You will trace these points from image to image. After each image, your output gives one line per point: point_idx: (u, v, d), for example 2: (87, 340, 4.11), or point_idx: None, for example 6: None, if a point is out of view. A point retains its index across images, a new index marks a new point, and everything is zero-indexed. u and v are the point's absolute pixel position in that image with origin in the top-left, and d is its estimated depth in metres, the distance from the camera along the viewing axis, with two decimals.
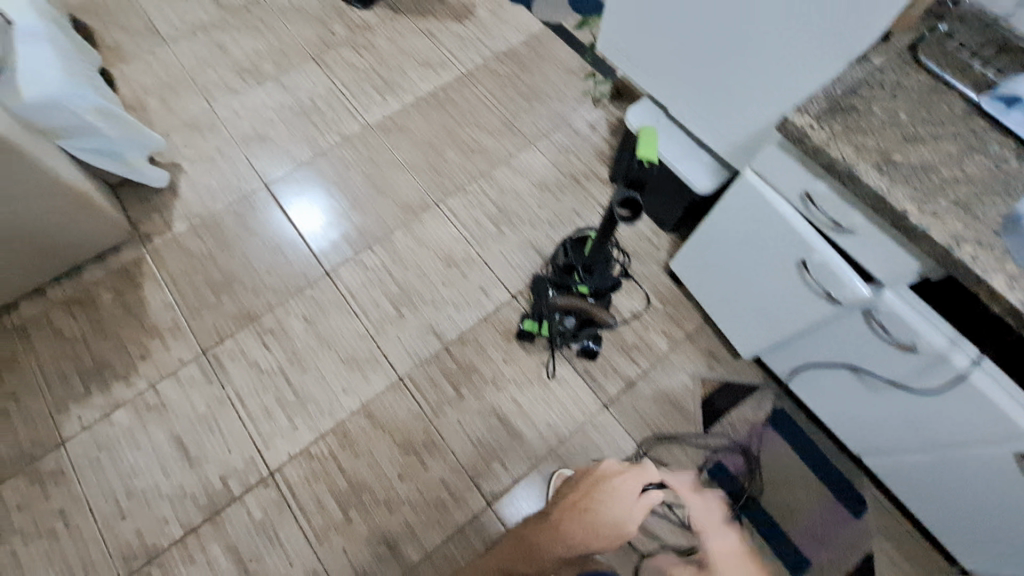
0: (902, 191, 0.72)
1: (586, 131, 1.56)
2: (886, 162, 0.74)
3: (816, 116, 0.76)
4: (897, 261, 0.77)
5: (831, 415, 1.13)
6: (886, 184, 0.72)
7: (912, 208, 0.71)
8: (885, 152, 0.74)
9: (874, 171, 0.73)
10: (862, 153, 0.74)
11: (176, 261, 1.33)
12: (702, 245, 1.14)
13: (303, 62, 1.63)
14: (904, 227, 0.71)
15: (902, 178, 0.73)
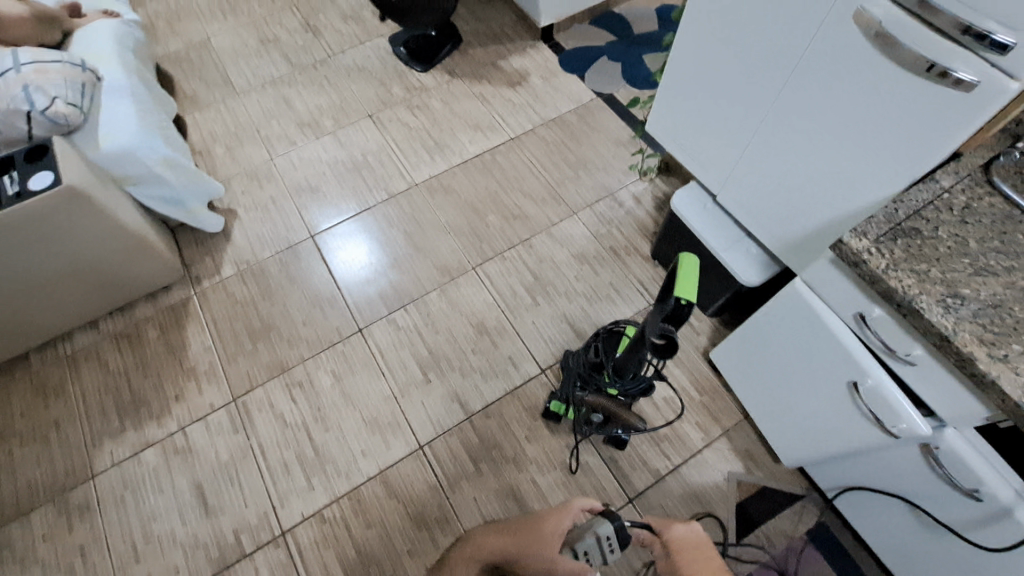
0: (968, 331, 0.65)
1: (630, 205, 1.55)
2: (951, 296, 0.68)
3: (875, 239, 0.72)
4: (962, 402, 0.70)
5: (880, 543, 1.02)
6: (951, 323, 0.66)
7: (981, 351, 0.64)
8: (950, 285, 0.69)
9: (937, 306, 0.67)
10: (925, 284, 0.69)
11: (220, 305, 1.38)
12: (747, 342, 1.09)
13: (361, 119, 1.71)
14: (970, 371, 0.65)
15: (970, 316, 0.67)
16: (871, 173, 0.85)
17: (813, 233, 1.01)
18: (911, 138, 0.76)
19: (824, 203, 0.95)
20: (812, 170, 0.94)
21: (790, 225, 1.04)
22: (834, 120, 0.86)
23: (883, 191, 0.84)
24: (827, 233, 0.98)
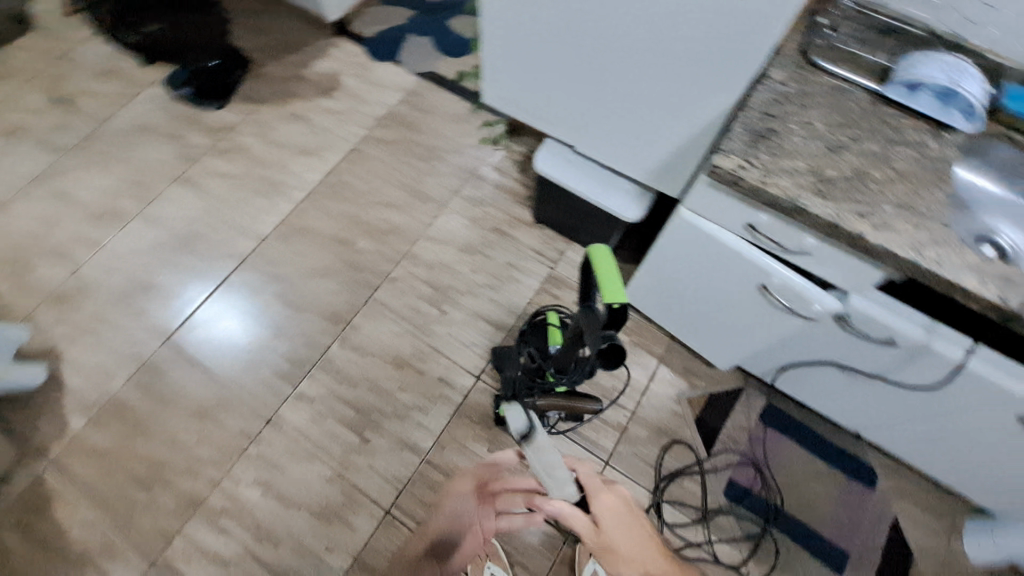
0: (849, 209, 0.69)
1: (496, 178, 1.48)
2: (823, 182, 0.71)
3: (742, 153, 0.73)
4: (860, 272, 0.75)
5: (822, 403, 1.12)
6: (833, 209, 0.69)
7: (865, 225, 0.68)
8: (817, 172, 0.72)
9: (816, 197, 0.70)
10: (798, 180, 0.71)
11: (86, 467, 1.13)
12: (655, 278, 1.09)
13: (169, 187, 1.44)
14: (862, 246, 0.68)
15: (844, 195, 0.70)
16: (710, 87, 0.87)
17: (678, 154, 1.02)
18: (736, 37, 0.77)
19: (679, 123, 0.96)
20: (658, 97, 0.94)
21: (654, 153, 1.05)
22: (659, 43, 0.85)
23: (727, 100, 0.87)
24: (690, 152, 1.00)
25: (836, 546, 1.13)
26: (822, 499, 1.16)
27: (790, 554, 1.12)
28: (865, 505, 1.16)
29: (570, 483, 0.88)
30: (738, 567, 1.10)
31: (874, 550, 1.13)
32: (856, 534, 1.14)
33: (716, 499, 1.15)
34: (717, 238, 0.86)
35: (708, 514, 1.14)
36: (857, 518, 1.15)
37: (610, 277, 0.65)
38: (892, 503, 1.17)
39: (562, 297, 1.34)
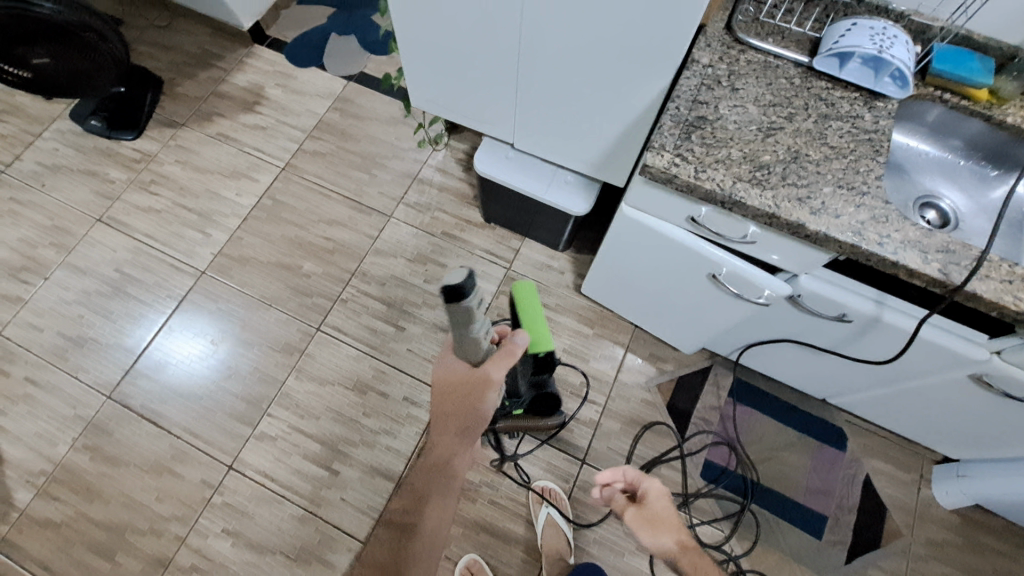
0: (788, 196, 0.66)
1: (440, 180, 1.42)
2: (759, 169, 0.68)
3: (674, 147, 0.69)
4: (805, 255, 0.73)
5: (786, 376, 1.12)
6: (770, 198, 0.66)
7: (802, 211, 0.66)
8: (752, 159, 0.69)
9: (751, 187, 0.67)
10: (733, 170, 0.68)
11: (38, 543, 1.06)
12: (609, 271, 1.06)
13: (90, 229, 1.34)
14: (802, 233, 0.66)
15: (781, 181, 0.67)
16: (640, 75, 0.81)
17: (616, 141, 0.97)
18: (660, 29, 0.72)
19: (615, 112, 0.91)
20: (590, 88, 0.88)
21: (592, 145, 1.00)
22: (580, 37, 0.79)
23: (660, 86, 0.82)
24: (632, 138, 0.95)
25: (813, 513, 1.14)
26: (796, 468, 1.18)
27: (770, 526, 1.13)
28: (837, 468, 1.18)
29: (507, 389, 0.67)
30: (722, 548, 1.10)
31: (850, 510, 1.15)
32: (832, 498, 1.16)
33: (694, 482, 1.15)
34: (661, 232, 0.83)
35: (689, 499, 1.14)
36: (831, 482, 1.17)
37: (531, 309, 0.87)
38: (862, 461, 1.19)
39: None
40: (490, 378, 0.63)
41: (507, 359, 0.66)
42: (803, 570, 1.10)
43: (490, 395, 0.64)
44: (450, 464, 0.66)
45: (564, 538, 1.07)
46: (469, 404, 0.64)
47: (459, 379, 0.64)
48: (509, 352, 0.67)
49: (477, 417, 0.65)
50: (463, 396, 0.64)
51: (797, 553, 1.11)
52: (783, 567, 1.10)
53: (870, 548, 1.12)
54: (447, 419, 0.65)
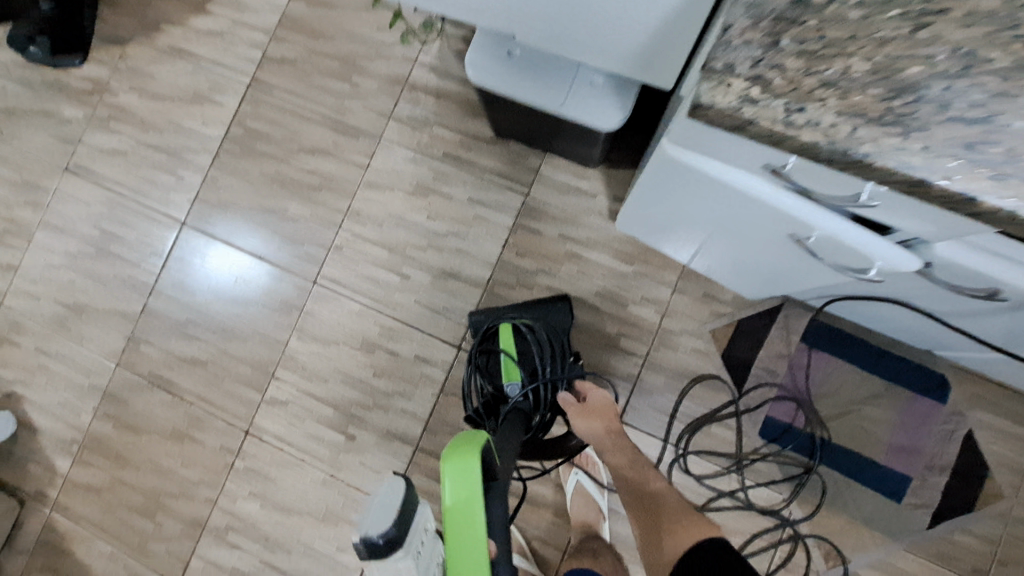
0: (951, 143, 0.39)
1: (436, 83, 1.13)
2: (898, 95, 0.38)
3: (750, 67, 0.41)
4: (955, 229, 0.48)
5: (877, 322, 0.91)
6: (918, 152, 0.40)
7: (973, 172, 0.40)
8: (885, 75, 0.38)
9: (885, 131, 0.40)
10: (851, 101, 0.39)
11: (88, 505, 1.12)
12: (652, 210, 0.82)
13: (60, 181, 1.20)
14: (962, 208, 0.42)
15: (938, 115, 0.38)
16: None
17: (629, 61, 0.70)
18: None
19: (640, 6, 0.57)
20: None
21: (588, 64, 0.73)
22: None
23: None
24: (671, 40, 0.61)
25: (894, 474, 0.97)
26: (879, 424, 0.98)
27: (839, 489, 0.98)
28: (931, 423, 0.97)
29: None
30: (779, 512, 0.98)
31: (942, 470, 0.97)
32: (921, 457, 0.97)
33: (750, 442, 1.00)
34: (727, 184, 0.58)
35: (743, 461, 0.99)
36: (921, 439, 0.97)
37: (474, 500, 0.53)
38: (966, 414, 0.97)
39: (543, 231, 1.08)
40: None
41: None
42: (874, 535, 0.96)
43: None
44: None
45: (597, 506, 0.98)
46: None
47: None
48: None
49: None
50: None
51: (869, 517, 0.97)
52: (849, 532, 0.97)
53: (961, 512, 0.95)
54: None
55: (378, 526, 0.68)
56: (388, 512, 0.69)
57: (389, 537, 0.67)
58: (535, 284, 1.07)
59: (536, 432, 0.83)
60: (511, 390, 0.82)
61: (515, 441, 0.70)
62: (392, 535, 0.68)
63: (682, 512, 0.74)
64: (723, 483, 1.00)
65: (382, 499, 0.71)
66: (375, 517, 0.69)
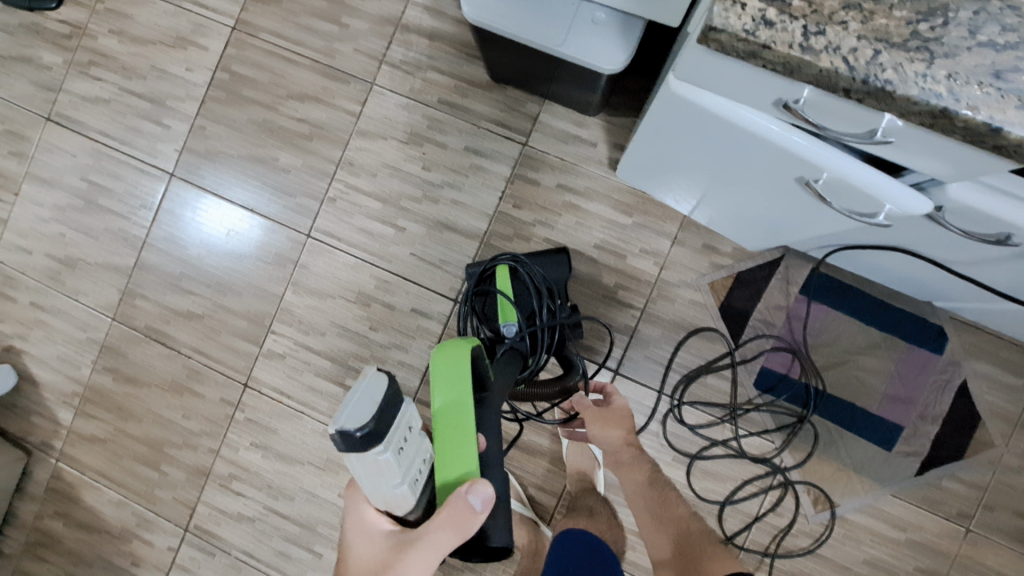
0: (977, 71, 0.38)
1: (429, 24, 1.08)
2: (925, 19, 0.39)
3: None
4: (969, 169, 0.46)
5: (879, 272, 0.90)
6: (944, 79, 0.38)
7: (1001, 102, 0.37)
8: (913, 0, 0.39)
9: (908, 57, 0.38)
10: (874, 25, 0.38)
11: (93, 455, 1.14)
12: (656, 156, 0.79)
13: (43, 131, 1.16)
14: (989, 144, 0.39)
15: (967, 40, 0.39)
16: None
17: None
18: None
19: None
20: None
21: None
22: None
23: None
24: None
25: (887, 423, 0.98)
26: (875, 374, 0.99)
27: (832, 437, 0.99)
28: (927, 372, 0.98)
29: (406, 497, 0.51)
30: (771, 460, 1.00)
31: (935, 419, 0.98)
32: (914, 406, 0.98)
33: (745, 392, 1.01)
34: (737, 122, 0.55)
35: (738, 411, 1.00)
36: (915, 389, 0.98)
37: (464, 398, 0.56)
38: (963, 364, 0.97)
39: (541, 181, 1.05)
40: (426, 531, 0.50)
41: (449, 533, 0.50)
42: (864, 481, 0.98)
43: (438, 535, 0.49)
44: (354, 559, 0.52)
45: (591, 455, 1.00)
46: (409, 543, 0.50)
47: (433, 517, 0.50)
48: (467, 522, 0.50)
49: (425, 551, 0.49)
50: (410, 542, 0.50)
51: (859, 465, 0.98)
52: (839, 479, 0.98)
53: (951, 460, 0.97)
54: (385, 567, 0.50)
55: (359, 419, 0.44)
56: (368, 408, 0.45)
57: (369, 433, 0.44)
58: (532, 236, 1.05)
59: (531, 373, 0.84)
60: (508, 330, 0.82)
61: (511, 380, 0.74)
62: (373, 433, 0.45)
63: (711, 547, 0.74)
64: (718, 432, 1.01)
65: (360, 392, 0.45)
66: (348, 408, 0.45)
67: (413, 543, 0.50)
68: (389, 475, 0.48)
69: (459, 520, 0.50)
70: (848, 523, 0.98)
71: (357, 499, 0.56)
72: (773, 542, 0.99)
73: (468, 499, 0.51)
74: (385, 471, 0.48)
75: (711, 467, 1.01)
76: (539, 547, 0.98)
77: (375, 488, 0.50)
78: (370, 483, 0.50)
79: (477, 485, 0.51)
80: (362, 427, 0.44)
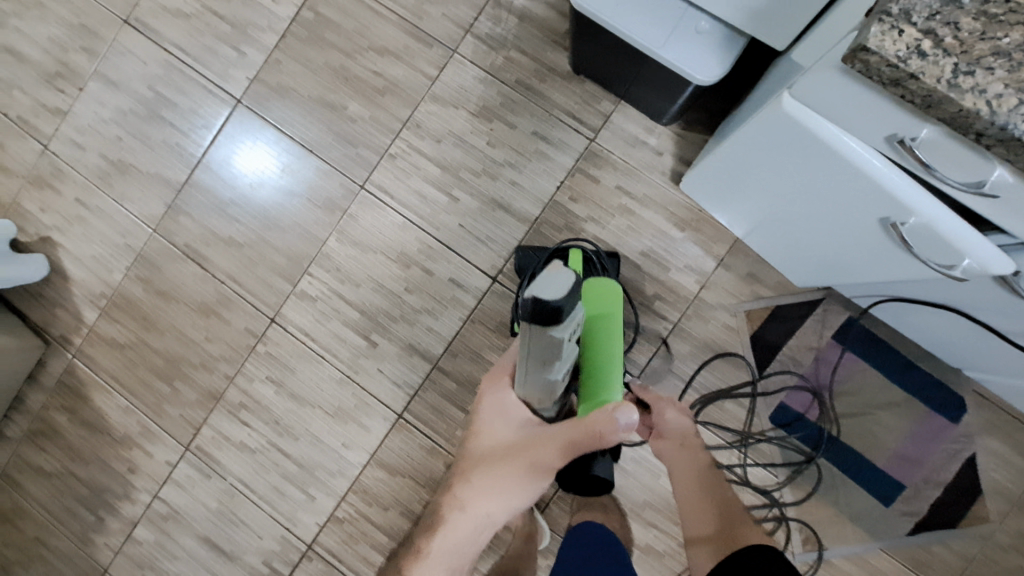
0: None
1: (523, 3, 1.08)
2: None
3: (932, 15, 0.39)
4: None
5: (918, 332, 0.91)
6: None
7: None
8: None
9: None
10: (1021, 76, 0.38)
11: (110, 358, 1.15)
12: (732, 172, 0.80)
13: (118, 33, 1.16)
14: None
15: None
16: None
17: (755, 8, 0.70)
18: None
19: None
20: None
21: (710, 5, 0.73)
22: None
23: None
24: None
25: (890, 480, 1.00)
26: (888, 430, 1.00)
27: (834, 482, 1.01)
28: (939, 439, 1.00)
29: (553, 381, 0.65)
30: (770, 493, 1.01)
31: (937, 485, 1.00)
32: (920, 469, 1.00)
33: (759, 423, 1.02)
34: (840, 152, 0.56)
35: (749, 439, 1.01)
36: (924, 452, 1.00)
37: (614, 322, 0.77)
38: (975, 439, 0.99)
39: (601, 179, 1.06)
40: (538, 452, 0.66)
41: (587, 438, 0.63)
42: (856, 531, 1.00)
43: (602, 426, 0.62)
44: (529, 451, 0.67)
45: None
46: (582, 427, 0.63)
47: (600, 421, 0.62)
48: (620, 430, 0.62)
49: (466, 550, 0.73)
50: (579, 428, 0.64)
51: (856, 514, 1.00)
52: (833, 524, 1.00)
53: (946, 527, 0.98)
54: (558, 444, 0.65)
55: (554, 291, 0.53)
56: (559, 291, 0.53)
57: (559, 307, 0.53)
58: (582, 230, 1.06)
59: None
60: None
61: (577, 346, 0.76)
62: (563, 305, 0.53)
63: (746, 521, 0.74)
64: (726, 456, 1.02)
65: (552, 274, 0.53)
66: (543, 282, 0.53)
67: (580, 428, 0.64)
68: (552, 352, 0.59)
69: (607, 426, 0.62)
70: (833, 567, 1.00)
71: (498, 385, 0.74)
72: None
73: (624, 412, 0.62)
74: (554, 348, 0.58)
75: None
76: (533, 532, 1.02)
77: (538, 365, 0.62)
78: (537, 356, 0.60)
79: (623, 407, 0.62)
80: (557, 297, 0.53)
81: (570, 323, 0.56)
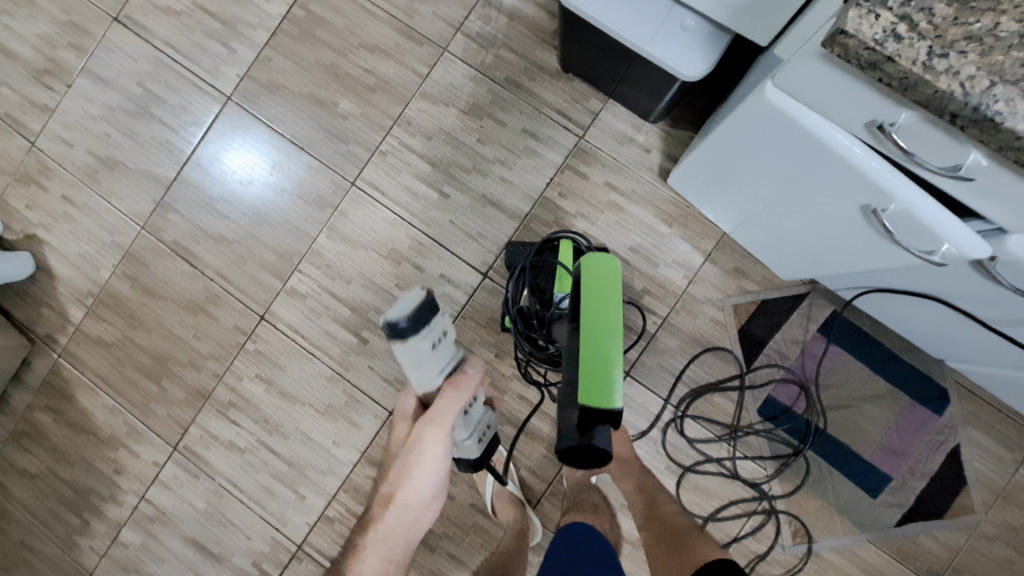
0: None
1: (513, 3, 1.09)
2: None
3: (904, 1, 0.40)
4: None
5: (902, 324, 0.92)
6: None
7: None
8: None
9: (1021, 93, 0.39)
10: (993, 59, 0.39)
11: (97, 357, 1.13)
12: (718, 166, 0.82)
13: (108, 31, 1.16)
14: None
15: None
16: None
17: (737, 5, 0.71)
18: None
19: None
20: None
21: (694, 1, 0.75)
22: None
23: None
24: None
25: (877, 472, 1.01)
26: (874, 423, 1.02)
27: (822, 475, 1.02)
28: (924, 431, 1.01)
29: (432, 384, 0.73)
30: (760, 486, 1.02)
31: (923, 476, 1.01)
32: (906, 460, 1.01)
33: (747, 416, 1.03)
34: (823, 141, 0.58)
35: (737, 432, 1.02)
36: (910, 443, 1.01)
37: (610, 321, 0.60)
38: (958, 430, 1.00)
39: (590, 176, 1.07)
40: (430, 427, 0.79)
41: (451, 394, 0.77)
42: (844, 523, 1.01)
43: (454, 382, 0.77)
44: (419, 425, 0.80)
45: None
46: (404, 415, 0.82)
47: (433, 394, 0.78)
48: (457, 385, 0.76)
49: (398, 537, 0.83)
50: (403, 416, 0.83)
51: (844, 505, 1.01)
52: (822, 516, 1.01)
53: (933, 518, 1.00)
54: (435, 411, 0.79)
55: (398, 313, 0.62)
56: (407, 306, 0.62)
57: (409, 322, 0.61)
58: (571, 227, 1.07)
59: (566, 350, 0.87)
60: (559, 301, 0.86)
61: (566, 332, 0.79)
62: (409, 324, 0.63)
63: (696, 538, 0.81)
64: (715, 449, 1.03)
65: (404, 299, 0.63)
66: (397, 305, 0.63)
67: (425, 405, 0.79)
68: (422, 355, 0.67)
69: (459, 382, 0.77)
70: (821, 560, 1.01)
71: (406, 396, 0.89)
72: (748, 565, 1.02)
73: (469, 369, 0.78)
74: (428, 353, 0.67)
75: (702, 482, 1.03)
76: (524, 529, 0.99)
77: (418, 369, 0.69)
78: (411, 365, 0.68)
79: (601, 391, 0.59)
80: (404, 317, 0.62)
81: (429, 333, 0.65)
